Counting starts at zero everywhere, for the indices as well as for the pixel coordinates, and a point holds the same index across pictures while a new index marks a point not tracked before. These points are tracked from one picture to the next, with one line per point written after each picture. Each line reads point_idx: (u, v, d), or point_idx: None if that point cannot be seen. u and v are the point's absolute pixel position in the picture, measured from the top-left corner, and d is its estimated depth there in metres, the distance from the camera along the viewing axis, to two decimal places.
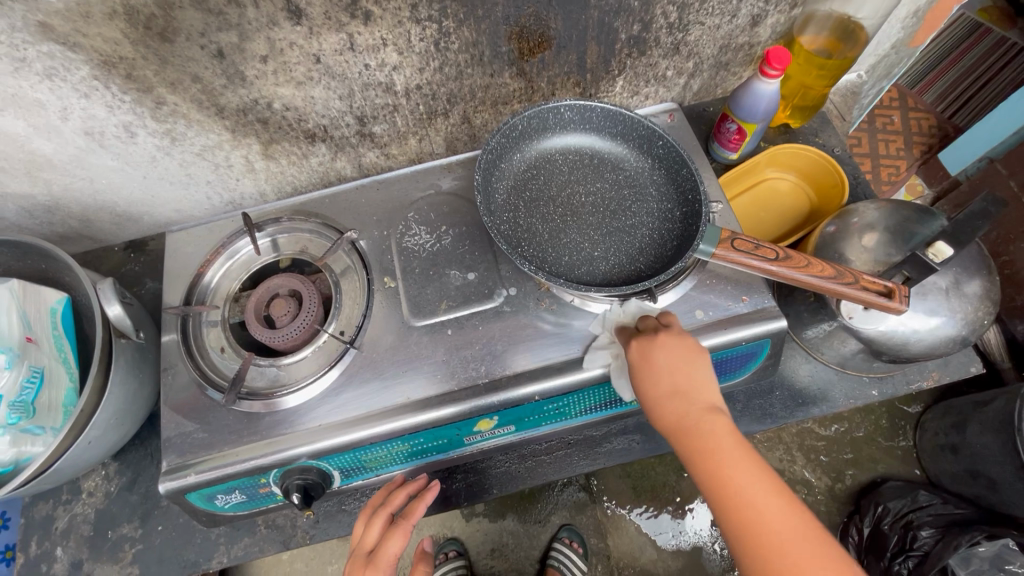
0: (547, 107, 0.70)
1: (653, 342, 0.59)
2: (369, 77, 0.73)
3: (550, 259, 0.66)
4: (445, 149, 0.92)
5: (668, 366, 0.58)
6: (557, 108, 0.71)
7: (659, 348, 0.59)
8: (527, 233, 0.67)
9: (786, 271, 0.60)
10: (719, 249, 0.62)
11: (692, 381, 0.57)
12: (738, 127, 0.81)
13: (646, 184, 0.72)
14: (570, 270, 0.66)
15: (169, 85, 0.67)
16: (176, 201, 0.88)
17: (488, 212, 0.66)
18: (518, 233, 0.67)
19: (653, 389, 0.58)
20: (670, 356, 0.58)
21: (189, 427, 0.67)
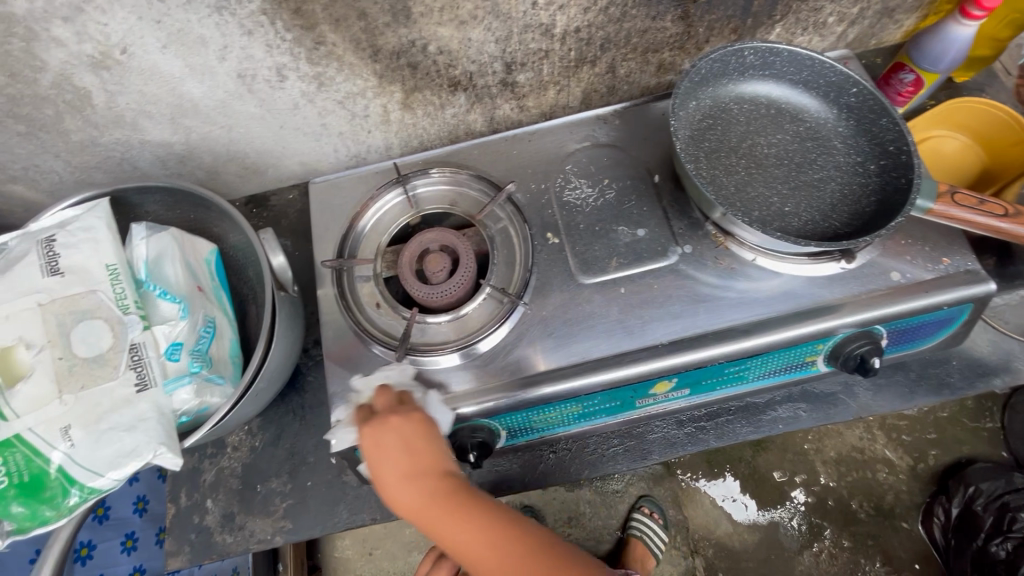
0: (733, 49, 0.64)
1: (382, 425, 0.57)
2: (532, 18, 0.69)
3: (741, 214, 0.62)
4: (580, 102, 0.86)
5: (393, 453, 0.55)
6: (742, 50, 0.65)
7: (390, 429, 0.57)
8: (715, 185, 0.63)
9: (1017, 228, 0.56)
10: (940, 202, 0.58)
11: (419, 457, 0.56)
12: (916, 78, 0.75)
13: (831, 137, 0.67)
14: (762, 226, 0.62)
15: (333, 23, 0.63)
16: (304, 153, 0.85)
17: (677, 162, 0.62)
18: (705, 185, 0.63)
19: (387, 474, 0.56)
20: (396, 439, 0.56)
21: (356, 382, 0.65)
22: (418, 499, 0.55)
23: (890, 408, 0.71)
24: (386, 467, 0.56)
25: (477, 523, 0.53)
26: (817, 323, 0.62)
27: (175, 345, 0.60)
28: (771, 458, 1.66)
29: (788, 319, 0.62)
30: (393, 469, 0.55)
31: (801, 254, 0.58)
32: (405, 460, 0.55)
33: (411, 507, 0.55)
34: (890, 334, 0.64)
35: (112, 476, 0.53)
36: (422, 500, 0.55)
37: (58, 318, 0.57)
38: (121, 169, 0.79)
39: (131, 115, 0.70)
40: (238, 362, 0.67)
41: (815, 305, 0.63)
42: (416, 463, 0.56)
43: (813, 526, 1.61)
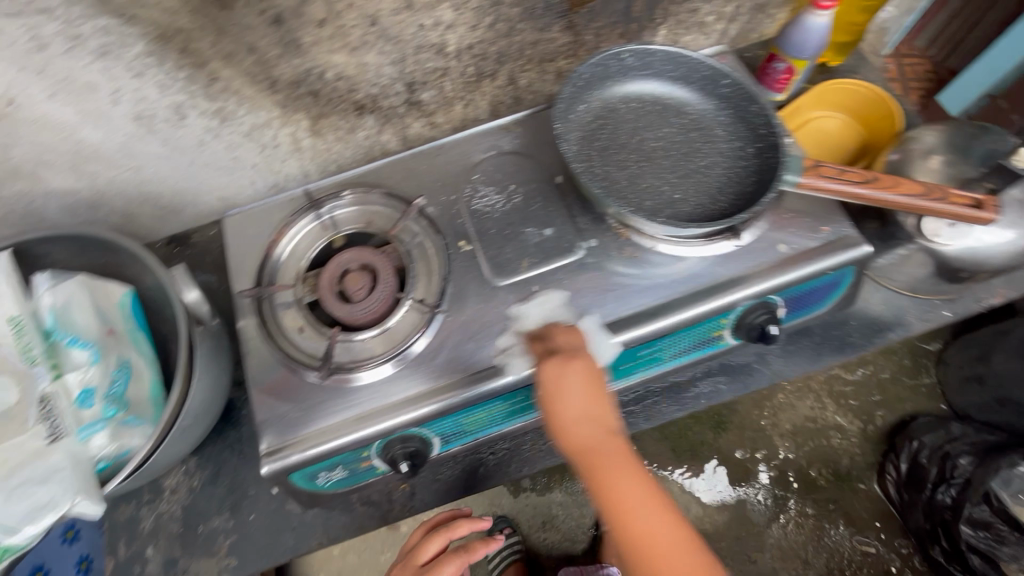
0: (611, 53, 0.69)
1: (567, 364, 0.59)
2: (423, 39, 0.72)
3: (633, 205, 0.66)
4: (489, 114, 0.90)
5: (576, 394, 0.58)
6: (619, 54, 0.70)
7: (574, 369, 0.59)
8: (606, 180, 0.67)
9: (877, 194, 0.60)
10: (804, 179, 0.62)
11: (595, 406, 0.59)
12: (788, 66, 0.82)
13: (713, 125, 0.72)
14: (652, 214, 0.65)
15: (225, 58, 0.65)
16: (220, 188, 0.85)
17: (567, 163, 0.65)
18: (597, 181, 0.67)
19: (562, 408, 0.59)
20: (580, 383, 0.58)
21: (283, 408, 0.65)
22: (597, 446, 0.59)
23: (800, 372, 0.76)
24: (565, 402, 0.59)
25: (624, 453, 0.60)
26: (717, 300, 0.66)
27: (87, 392, 0.60)
28: (731, 437, 1.71)
29: (691, 298, 0.66)
30: (569, 409, 0.59)
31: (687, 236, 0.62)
32: (601, 411, 0.60)
33: (586, 450, 0.59)
34: (786, 302, 0.69)
35: (26, 531, 0.52)
36: (610, 441, 0.60)
37: None
38: (28, 222, 0.78)
39: (30, 166, 0.70)
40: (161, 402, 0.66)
41: (714, 283, 0.67)
42: (598, 410, 0.59)
43: (777, 498, 1.66)
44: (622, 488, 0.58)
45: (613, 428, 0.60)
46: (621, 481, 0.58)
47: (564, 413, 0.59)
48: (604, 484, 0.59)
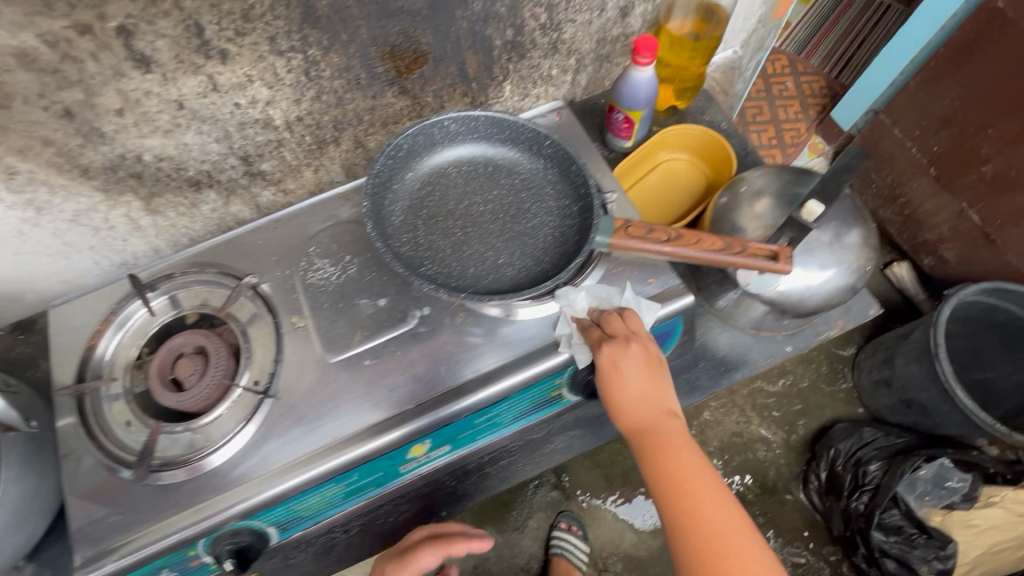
0: (429, 122, 0.70)
1: (623, 350, 0.60)
2: (243, 116, 0.71)
3: (455, 274, 0.66)
4: (345, 176, 0.90)
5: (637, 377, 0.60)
6: (440, 121, 0.71)
7: (628, 356, 0.60)
8: (430, 250, 0.67)
9: (679, 250, 0.62)
10: (616, 239, 0.63)
11: (651, 386, 0.61)
12: (625, 116, 0.84)
13: (542, 184, 0.73)
14: (474, 281, 0.66)
15: (18, 153, 0.62)
16: (59, 271, 0.82)
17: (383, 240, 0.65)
18: (420, 252, 0.67)
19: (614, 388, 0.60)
20: (635, 365, 0.60)
21: (100, 512, 0.62)
22: (660, 422, 0.61)
23: None
24: (624, 386, 0.61)
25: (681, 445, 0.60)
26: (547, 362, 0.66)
27: None
28: None
29: (521, 363, 0.66)
30: (630, 388, 0.61)
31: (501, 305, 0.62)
32: (658, 393, 0.61)
33: (653, 428, 0.61)
34: None
35: None
36: (667, 423, 0.61)
37: None
38: None
39: None
40: None
41: (543, 345, 0.67)
42: (656, 390, 0.61)
43: None
44: (684, 465, 0.59)
45: (672, 409, 0.62)
46: (667, 462, 0.59)
47: (626, 394, 0.61)
48: (663, 463, 0.59)
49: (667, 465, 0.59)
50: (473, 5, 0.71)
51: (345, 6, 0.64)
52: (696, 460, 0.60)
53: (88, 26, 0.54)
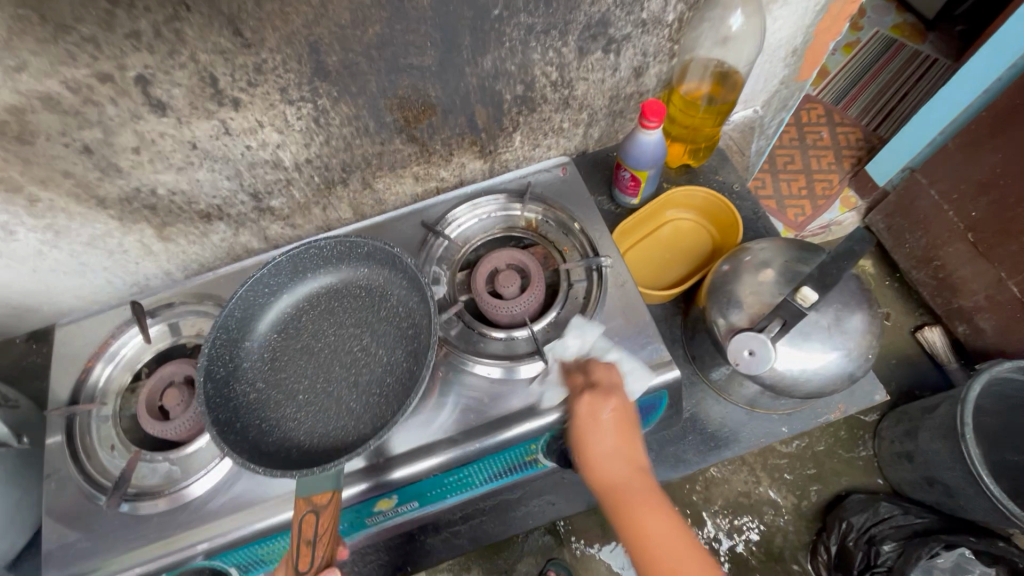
0: (339, 241, 0.71)
1: (600, 401, 0.62)
2: (253, 157, 0.73)
3: (285, 419, 0.65)
4: (352, 214, 0.92)
5: (610, 433, 0.62)
6: (351, 241, 0.71)
7: (607, 407, 0.62)
8: (280, 377, 0.68)
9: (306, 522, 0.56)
10: (299, 500, 0.57)
11: (627, 446, 0.62)
12: (631, 175, 0.83)
13: (411, 359, 0.66)
14: (296, 430, 0.64)
15: (40, 183, 0.66)
16: (74, 289, 0.86)
17: (235, 364, 0.67)
18: (270, 377, 0.68)
19: (587, 442, 0.62)
20: (613, 419, 0.62)
21: (72, 537, 0.64)
22: (632, 480, 0.62)
23: None
24: (594, 441, 0.62)
25: (658, 506, 0.62)
26: (381, 477, 0.63)
27: None
28: None
29: (490, 426, 0.65)
30: (600, 446, 0.62)
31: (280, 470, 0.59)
32: (627, 448, 0.63)
33: (620, 487, 0.62)
34: None
35: None
36: (637, 479, 0.62)
37: None
38: None
39: None
40: None
41: (521, 409, 0.66)
42: (625, 445, 0.63)
43: None
44: (651, 523, 0.61)
45: (599, 455, 0.62)
46: (644, 521, 0.61)
47: (598, 447, 0.62)
48: (635, 521, 0.61)
49: (637, 525, 0.61)
50: (482, 63, 0.72)
51: (355, 63, 0.65)
52: (662, 517, 0.61)
53: (108, 75, 0.57)
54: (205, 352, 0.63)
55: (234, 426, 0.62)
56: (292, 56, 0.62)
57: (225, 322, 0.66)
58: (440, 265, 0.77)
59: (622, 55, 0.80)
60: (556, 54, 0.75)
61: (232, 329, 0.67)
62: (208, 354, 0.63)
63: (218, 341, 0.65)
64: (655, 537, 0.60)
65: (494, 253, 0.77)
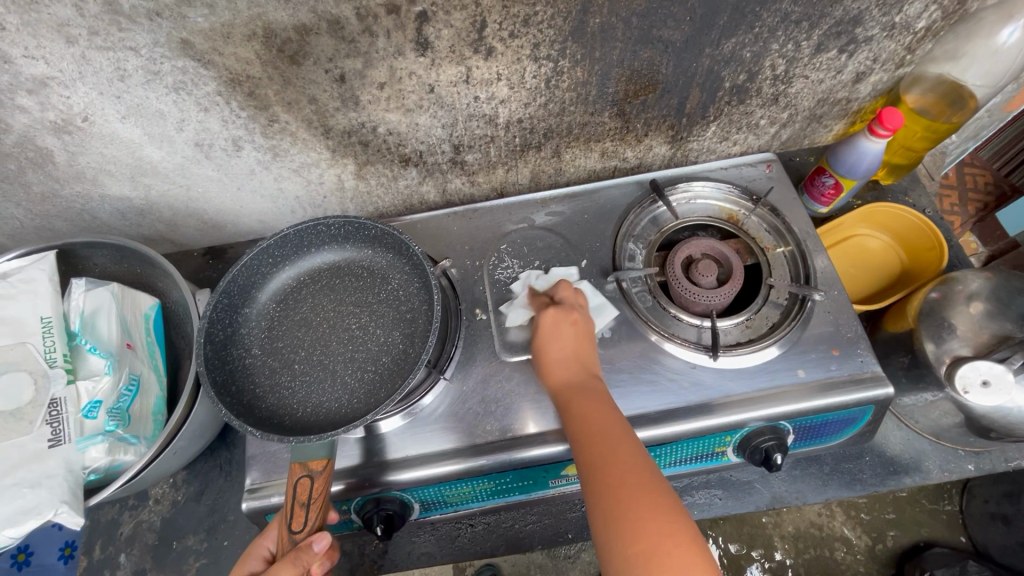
0: (347, 221, 0.70)
1: (563, 315, 0.66)
2: (475, 109, 0.74)
3: (276, 385, 0.64)
4: (529, 181, 0.91)
5: (569, 339, 0.64)
6: (357, 221, 0.70)
7: (568, 323, 0.66)
8: (276, 343, 0.68)
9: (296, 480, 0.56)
10: (295, 464, 0.57)
11: (582, 358, 0.63)
12: (835, 182, 0.80)
13: (404, 339, 0.67)
14: (289, 398, 0.63)
15: (286, 105, 0.68)
16: (261, 213, 0.89)
17: (233, 330, 0.67)
18: (268, 338, 0.68)
19: (548, 355, 0.64)
20: (571, 334, 0.65)
21: (273, 446, 0.66)
22: (580, 380, 0.61)
23: (803, 500, 0.72)
24: (552, 348, 0.64)
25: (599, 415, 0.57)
26: (380, 477, 0.63)
27: (95, 403, 0.61)
28: None
29: (683, 413, 0.64)
30: (557, 351, 0.64)
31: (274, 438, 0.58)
32: (585, 359, 0.64)
33: (575, 388, 0.60)
34: (796, 430, 0.66)
35: (7, 533, 0.54)
36: (592, 387, 0.61)
37: None
38: (83, 219, 0.83)
39: (92, 173, 0.74)
40: (160, 420, 0.68)
41: (723, 399, 0.65)
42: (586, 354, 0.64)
43: None
44: (598, 422, 0.56)
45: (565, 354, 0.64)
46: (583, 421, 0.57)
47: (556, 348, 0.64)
48: (583, 417, 0.57)
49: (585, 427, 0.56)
50: (723, 46, 0.71)
51: (613, 28, 0.65)
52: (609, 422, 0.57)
53: (397, 7, 0.58)
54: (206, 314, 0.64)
55: (229, 388, 0.62)
56: (562, 12, 0.62)
57: (227, 287, 0.66)
58: (637, 244, 0.77)
59: (854, 57, 0.77)
60: (794, 47, 0.73)
61: (234, 294, 0.68)
62: (208, 317, 0.63)
63: (218, 305, 0.65)
64: (597, 432, 0.55)
65: (698, 240, 0.75)
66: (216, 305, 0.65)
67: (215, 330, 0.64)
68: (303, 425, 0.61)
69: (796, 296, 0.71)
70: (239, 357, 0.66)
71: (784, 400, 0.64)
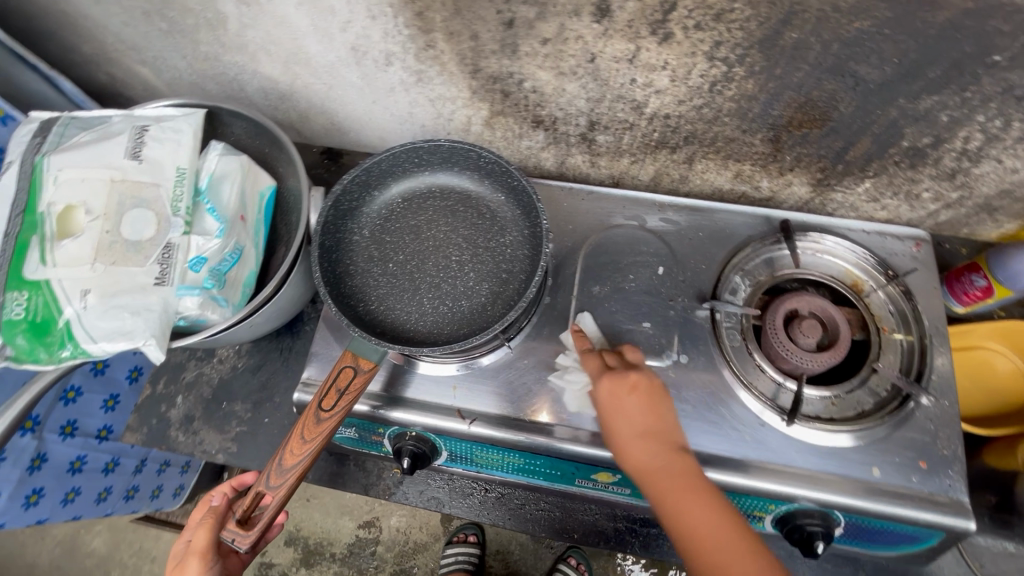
0: (500, 162, 0.69)
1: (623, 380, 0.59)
2: (627, 92, 0.71)
3: (367, 271, 0.69)
4: (649, 179, 0.88)
5: (638, 414, 0.58)
6: (506, 168, 0.69)
7: (630, 390, 0.59)
8: (384, 239, 0.71)
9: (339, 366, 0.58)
10: (347, 353, 0.59)
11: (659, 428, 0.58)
12: (987, 285, 0.72)
13: (489, 294, 0.67)
14: (370, 288, 0.68)
15: (448, 34, 0.68)
16: (385, 130, 0.91)
17: (357, 206, 0.72)
18: (380, 230, 0.72)
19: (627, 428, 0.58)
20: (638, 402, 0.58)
21: (335, 351, 0.69)
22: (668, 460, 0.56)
23: None
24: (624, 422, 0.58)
25: (678, 480, 0.55)
26: (382, 409, 0.65)
27: (200, 259, 0.65)
28: None
29: (736, 465, 0.61)
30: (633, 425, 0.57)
31: (343, 314, 0.63)
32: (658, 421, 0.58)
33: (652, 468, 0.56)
34: (848, 525, 0.62)
35: (102, 346, 0.59)
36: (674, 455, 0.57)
37: (119, 197, 0.64)
38: (231, 87, 0.88)
39: (253, 48, 0.78)
40: (247, 292, 0.71)
41: (781, 466, 0.61)
42: (659, 427, 0.58)
43: None
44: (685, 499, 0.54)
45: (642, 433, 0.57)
46: (673, 495, 0.54)
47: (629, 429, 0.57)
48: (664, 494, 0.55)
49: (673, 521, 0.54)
50: (921, 102, 0.63)
51: (808, 48, 0.59)
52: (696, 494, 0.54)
53: None
54: (343, 183, 0.69)
55: (330, 254, 0.68)
56: (761, 16, 0.56)
57: (371, 167, 0.70)
58: (743, 278, 0.72)
59: None
60: (1001, 125, 0.64)
61: (373, 177, 0.72)
62: (344, 186, 0.69)
63: (357, 179, 0.70)
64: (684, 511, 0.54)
65: (811, 297, 0.69)
66: (356, 178, 0.70)
67: (343, 200, 0.69)
68: (369, 317, 0.65)
69: (898, 390, 0.64)
70: (350, 233, 0.71)
71: (848, 493, 0.59)
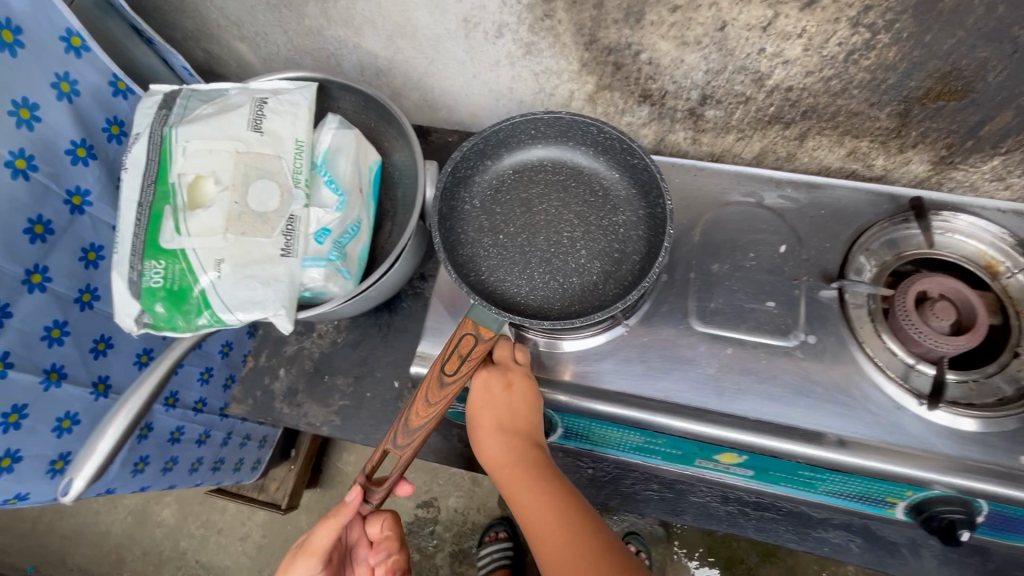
0: (622, 138, 0.67)
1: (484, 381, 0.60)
2: (752, 62, 0.68)
3: (478, 241, 0.68)
4: (752, 157, 0.85)
5: (494, 410, 0.59)
6: (628, 144, 0.67)
7: (494, 386, 0.59)
8: (495, 210, 0.71)
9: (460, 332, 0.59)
10: (468, 321, 0.59)
11: (516, 425, 0.58)
12: None
13: (601, 272, 0.66)
14: (482, 258, 0.67)
15: (570, 3, 0.66)
16: (479, 106, 0.90)
17: (469, 176, 0.72)
18: (490, 202, 0.71)
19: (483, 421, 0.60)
20: (504, 401, 0.59)
21: (449, 326, 0.69)
22: (511, 456, 0.58)
23: None
24: (484, 417, 0.60)
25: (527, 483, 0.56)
26: None
27: (323, 231, 0.66)
28: None
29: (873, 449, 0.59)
30: (488, 420, 0.59)
31: (460, 280, 0.63)
32: (520, 421, 0.59)
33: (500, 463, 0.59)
34: (990, 514, 0.60)
35: (237, 315, 0.61)
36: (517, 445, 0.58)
37: (246, 169, 0.64)
38: (329, 62, 0.88)
39: (360, 21, 0.77)
40: (363, 265, 0.72)
41: (923, 452, 0.59)
42: (522, 426, 0.59)
43: None
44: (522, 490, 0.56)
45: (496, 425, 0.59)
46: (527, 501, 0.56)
47: (484, 420, 0.59)
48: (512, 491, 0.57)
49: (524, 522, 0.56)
50: None
51: (969, 10, 0.56)
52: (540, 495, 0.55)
53: None
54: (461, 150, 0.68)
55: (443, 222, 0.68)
56: None
57: (488, 136, 0.70)
58: (868, 258, 0.69)
59: None
60: None
61: (488, 147, 0.71)
62: (462, 154, 0.68)
63: (474, 147, 0.69)
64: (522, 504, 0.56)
65: (942, 277, 0.64)
66: (473, 147, 0.69)
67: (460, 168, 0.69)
68: (482, 286, 0.65)
69: None
70: (462, 202, 0.71)
71: (997, 481, 0.57)
